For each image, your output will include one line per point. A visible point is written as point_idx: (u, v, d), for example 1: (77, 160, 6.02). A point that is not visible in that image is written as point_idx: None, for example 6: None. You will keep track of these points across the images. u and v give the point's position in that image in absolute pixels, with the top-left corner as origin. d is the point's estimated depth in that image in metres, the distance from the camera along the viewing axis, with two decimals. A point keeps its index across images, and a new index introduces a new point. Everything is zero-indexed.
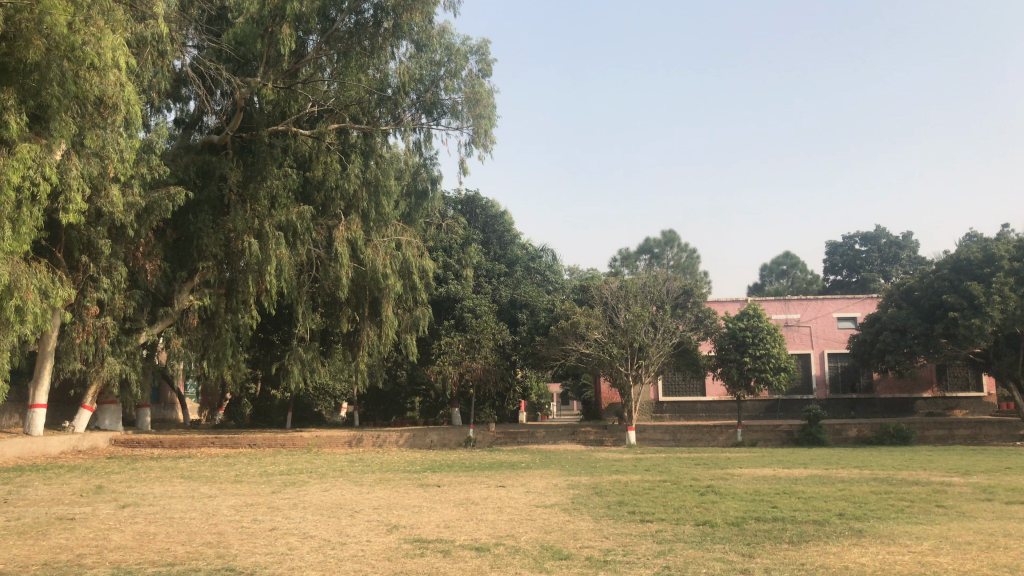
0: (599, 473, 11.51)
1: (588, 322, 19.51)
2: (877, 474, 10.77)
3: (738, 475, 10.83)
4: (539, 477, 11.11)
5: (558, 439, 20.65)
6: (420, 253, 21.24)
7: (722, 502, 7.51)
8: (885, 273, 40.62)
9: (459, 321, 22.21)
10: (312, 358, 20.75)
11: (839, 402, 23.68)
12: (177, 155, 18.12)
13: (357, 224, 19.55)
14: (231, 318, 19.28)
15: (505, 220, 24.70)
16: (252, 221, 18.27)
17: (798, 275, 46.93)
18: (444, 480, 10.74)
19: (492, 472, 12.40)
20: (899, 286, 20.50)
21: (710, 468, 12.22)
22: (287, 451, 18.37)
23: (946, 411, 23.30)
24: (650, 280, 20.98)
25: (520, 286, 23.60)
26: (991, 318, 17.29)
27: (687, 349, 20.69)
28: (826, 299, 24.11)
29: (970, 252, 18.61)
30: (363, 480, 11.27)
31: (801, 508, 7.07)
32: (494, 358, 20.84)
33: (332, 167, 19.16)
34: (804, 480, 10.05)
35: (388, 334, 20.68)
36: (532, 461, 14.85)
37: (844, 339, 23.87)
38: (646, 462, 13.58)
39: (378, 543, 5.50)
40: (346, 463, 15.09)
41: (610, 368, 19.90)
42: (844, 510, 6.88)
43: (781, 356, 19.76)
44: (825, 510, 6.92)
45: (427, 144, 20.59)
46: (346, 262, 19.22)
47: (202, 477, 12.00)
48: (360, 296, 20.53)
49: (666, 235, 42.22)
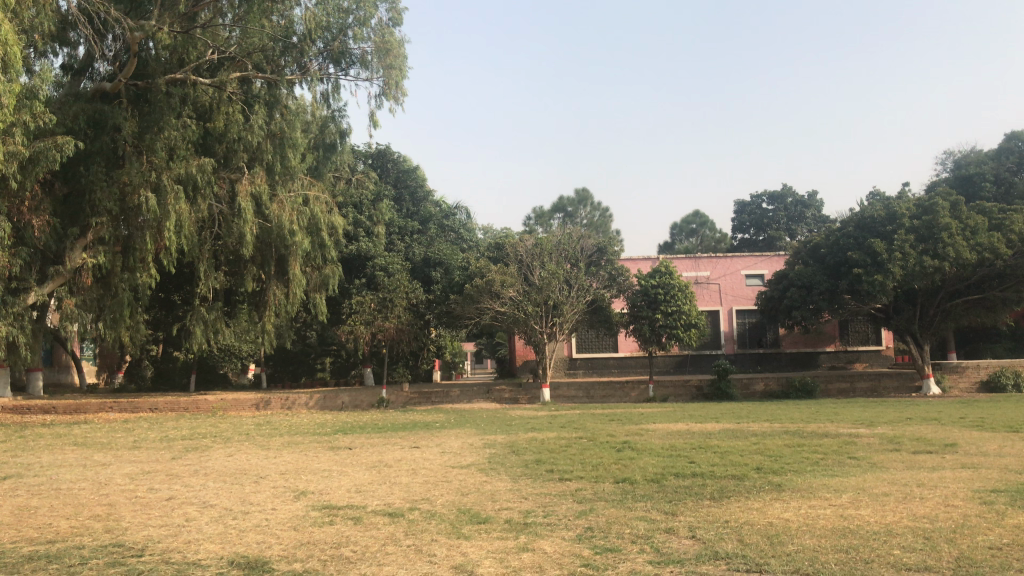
0: (515, 431, 11.37)
1: (503, 280, 19.27)
2: (787, 427, 10.96)
3: (653, 430, 10.85)
4: (453, 436, 10.89)
5: (472, 398, 20.51)
6: (330, 209, 20.57)
7: (640, 458, 7.43)
8: (790, 232, 41.75)
9: (370, 279, 21.69)
10: (216, 318, 19.98)
11: (746, 357, 24.24)
12: (64, 102, 16.89)
13: (262, 178, 18.79)
14: (127, 277, 18.35)
15: (417, 176, 24.17)
16: (148, 174, 17.28)
17: (707, 233, 47.84)
18: (356, 442, 10.41)
19: (405, 432, 12.12)
20: (806, 243, 21.00)
21: (625, 424, 12.24)
22: (190, 415, 17.67)
23: (847, 364, 24.15)
24: (565, 238, 20.87)
25: (434, 243, 23.19)
26: (892, 274, 17.82)
27: (600, 307, 20.74)
28: (734, 257, 24.53)
29: (874, 210, 19.10)
30: (270, 443, 10.85)
31: (718, 463, 7.04)
32: (407, 318, 20.43)
33: (234, 118, 18.31)
34: (718, 433, 10.13)
35: (296, 294, 20.07)
36: (446, 420, 14.64)
37: (752, 296, 24.37)
38: (561, 419, 13.53)
39: (284, 511, 5.15)
40: (253, 426, 14.58)
41: (525, 326, 19.84)
42: (762, 464, 6.88)
43: (691, 313, 20.04)
44: (742, 464, 6.90)
45: (335, 95, 19.83)
46: (251, 218, 18.48)
47: (95, 444, 11.35)
48: (266, 254, 19.77)
49: (579, 193, 42.28)
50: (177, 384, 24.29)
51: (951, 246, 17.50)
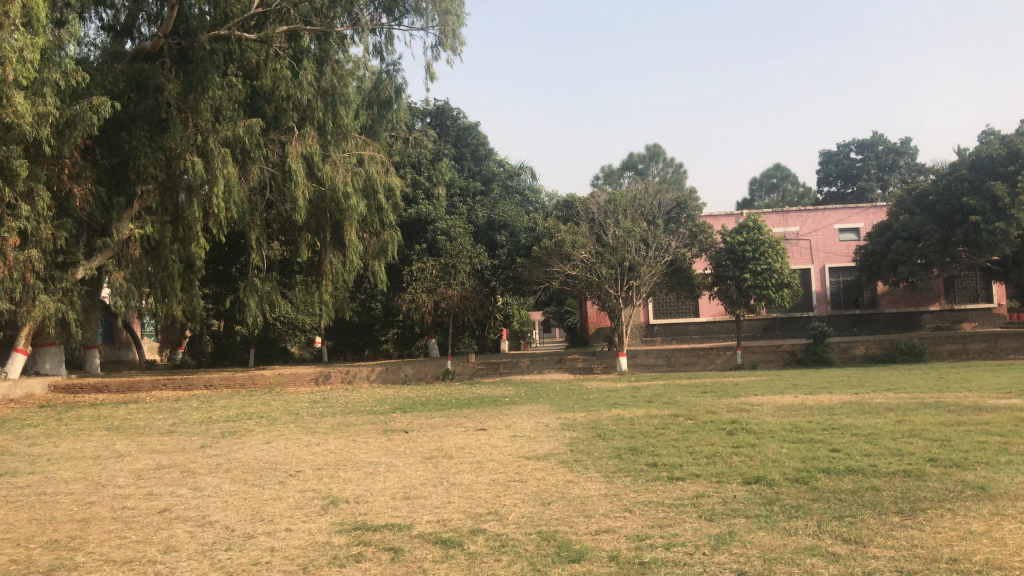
0: (598, 407, 9.86)
1: (574, 241, 17.75)
2: (924, 398, 9.21)
3: (761, 406, 9.23)
4: (526, 415, 9.44)
5: (543, 367, 19.05)
6: (386, 170, 19.21)
7: (768, 447, 5.84)
8: (883, 183, 39.03)
9: (432, 245, 20.29)
10: (271, 290, 18.92)
11: (841, 319, 22.24)
12: (102, 62, 15.75)
13: (313, 138, 17.48)
14: (178, 248, 17.40)
15: (478, 133, 22.63)
16: (194, 138, 16.07)
17: (789, 188, 45.15)
18: (414, 424, 9.03)
19: (471, 410, 10.74)
20: (911, 191, 18.86)
21: (723, 398, 10.62)
22: (246, 392, 16.68)
23: (954, 324, 21.96)
24: (641, 194, 19.16)
25: (498, 205, 21.68)
26: (1017, 222, 15.71)
27: (680, 268, 19.09)
28: (825, 211, 22.43)
29: (992, 149, 16.74)
30: (318, 427, 9.54)
31: (871, 452, 5.41)
32: (471, 284, 19.04)
33: (281, 74, 17.00)
34: (844, 408, 8.47)
35: (354, 260, 18.82)
36: (517, 393, 13.21)
37: (846, 252, 22.28)
38: (646, 392, 11.98)
39: (300, 537, 3.76)
40: (308, 404, 13.38)
41: (599, 290, 18.30)
42: (933, 454, 5.25)
43: (783, 271, 18.10)
44: (906, 455, 5.26)
45: (388, 47, 18.40)
46: (302, 181, 17.22)
47: (131, 427, 10.22)
48: (319, 220, 18.51)
49: (651, 149, 40.21)
50: (237, 359, 23.44)
51: None
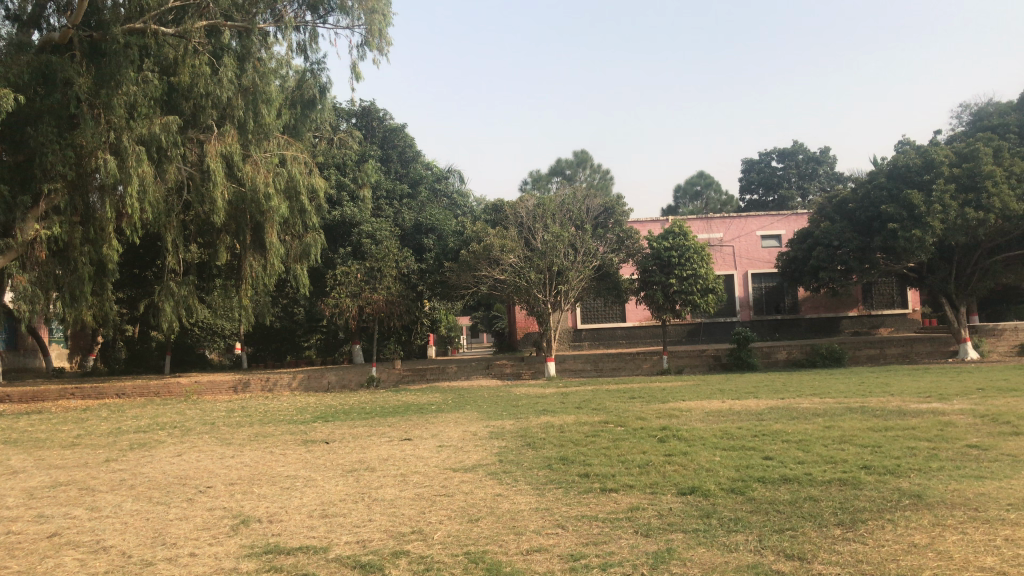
0: (527, 415, 9.66)
1: (502, 245, 17.58)
2: (848, 402, 9.30)
3: (689, 412, 9.18)
4: (452, 423, 9.18)
5: (471, 373, 18.80)
6: (309, 171, 18.68)
7: (699, 455, 5.71)
8: (803, 191, 40.07)
9: (357, 248, 19.83)
10: (188, 294, 18.19)
11: (763, 324, 22.61)
12: (6, 53, 14.81)
13: (233, 137, 16.86)
14: (88, 250, 16.55)
15: (405, 136, 22.27)
16: (106, 134, 15.39)
17: (712, 195, 45.99)
18: (335, 434, 8.67)
19: (396, 418, 10.42)
20: (831, 199, 19.32)
21: (651, 403, 10.56)
22: (160, 401, 15.96)
23: (871, 329, 22.54)
24: (569, 198, 19.11)
25: (426, 208, 21.35)
26: (932, 229, 16.13)
27: (607, 273, 19.16)
28: (748, 217, 22.78)
29: (908, 159, 17.20)
30: (233, 438, 9.09)
31: (805, 460, 5.34)
32: (397, 289, 18.67)
33: (200, 70, 16.22)
34: (772, 414, 8.47)
35: (276, 264, 18.23)
36: (444, 401, 12.93)
37: (768, 258, 22.68)
38: (574, 398, 11.85)
39: (203, 563, 3.43)
40: (225, 413, 12.83)
41: (527, 295, 18.16)
42: (867, 461, 5.19)
43: (709, 277, 18.25)
44: (840, 462, 5.19)
45: (312, 45, 17.92)
46: (221, 181, 16.59)
47: (30, 440, 9.58)
48: (239, 222, 17.86)
49: (578, 155, 40.48)
50: (152, 366, 22.51)
51: (995, 197, 15.71)
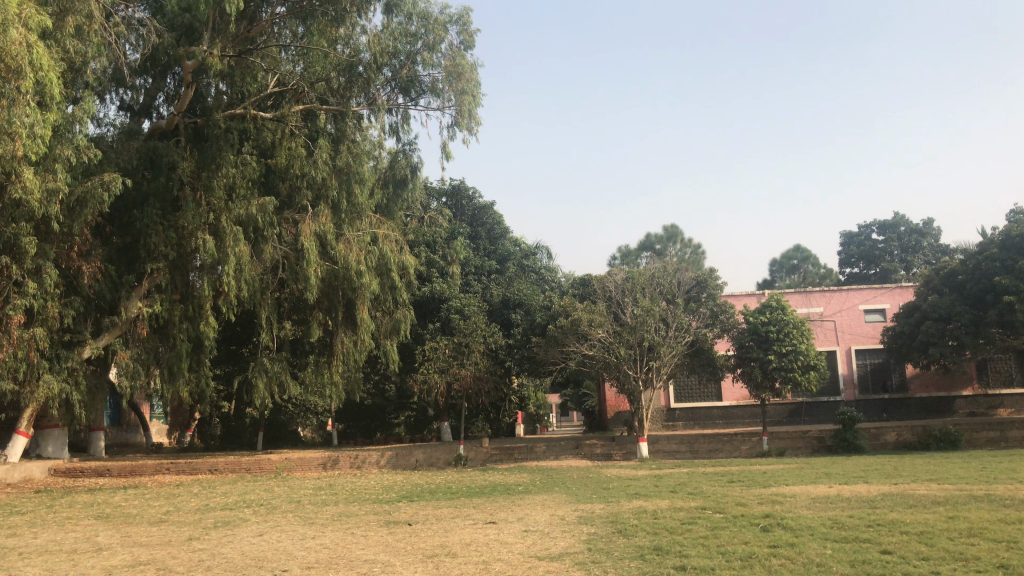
0: (618, 498, 9.21)
1: (591, 320, 17.29)
2: (971, 490, 8.51)
3: (794, 497, 8.57)
4: (539, 505, 8.79)
5: (560, 453, 18.32)
6: (400, 249, 18.85)
7: (806, 547, 5.21)
8: (906, 264, 38.53)
9: (445, 323, 19.84)
10: (281, 370, 18.44)
11: (869, 403, 21.43)
12: (117, 140, 15.57)
13: (327, 217, 17.19)
14: (187, 327, 17.01)
15: (494, 213, 22.43)
16: (206, 216, 15.85)
17: (809, 269, 44.70)
18: (419, 515, 8.42)
19: (482, 499, 10.10)
20: (938, 270, 18.30)
21: (751, 487, 9.95)
22: (250, 477, 16.04)
23: (989, 410, 20.99)
24: (659, 271, 18.76)
25: (514, 284, 21.30)
26: None
27: (701, 349, 18.55)
28: (850, 290, 21.88)
29: (1023, 227, 16.24)
30: (317, 517, 8.94)
31: (931, 556, 4.79)
32: (485, 365, 18.52)
33: (296, 152, 16.93)
34: (886, 501, 7.81)
35: (366, 340, 18.36)
36: (532, 481, 12.53)
37: (873, 333, 21.64)
38: (668, 481, 11.29)
39: None
40: (312, 490, 12.73)
41: (617, 371, 17.73)
42: (1004, 560, 4.61)
43: (809, 353, 17.45)
44: (972, 560, 4.63)
45: (404, 127, 18.36)
46: (315, 259, 16.90)
47: (121, 515, 9.64)
48: (331, 299, 18.11)
49: (668, 230, 40.13)
50: (246, 442, 22.81)
51: None
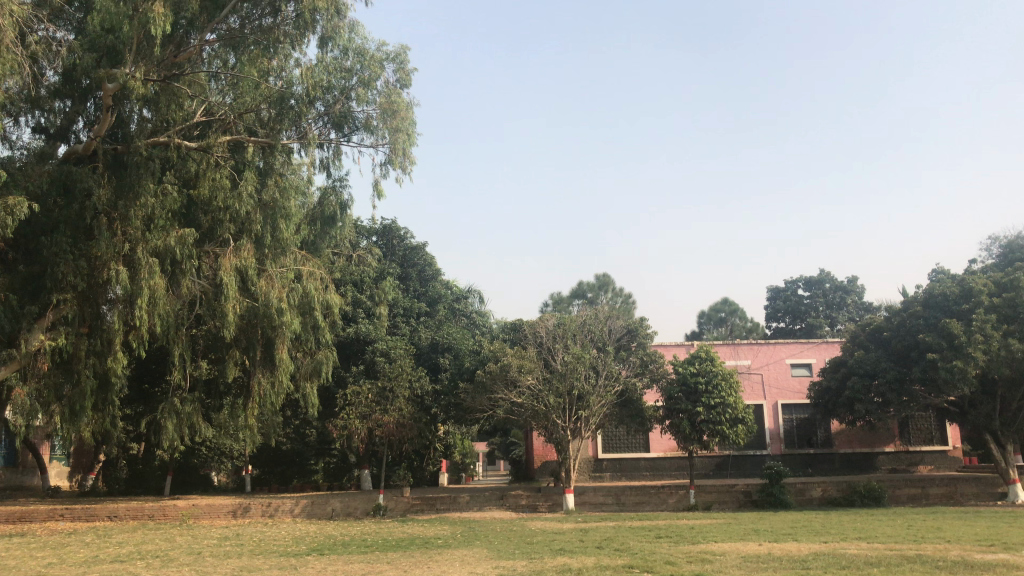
0: (542, 554, 8.74)
1: (520, 366, 16.90)
2: (902, 550, 8.29)
3: (724, 556, 8.24)
4: (457, 563, 8.24)
5: (483, 504, 17.72)
6: (325, 287, 18.21)
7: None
8: (831, 320, 39.35)
9: (370, 366, 19.20)
10: (192, 411, 17.48)
11: (794, 458, 21.43)
12: (27, 164, 14.69)
13: (249, 252, 16.52)
14: (93, 362, 15.84)
15: (425, 254, 21.99)
16: (121, 246, 15.06)
17: (737, 322, 45.27)
18: (327, 571, 7.80)
19: (396, 553, 9.47)
20: (864, 327, 18.52)
21: (679, 544, 9.59)
22: (151, 525, 15.04)
23: (910, 467, 21.26)
24: (591, 318, 18.56)
25: (443, 327, 20.80)
26: (974, 360, 15.30)
27: (630, 399, 18.29)
28: (777, 344, 22.01)
29: (945, 287, 16.50)
30: (215, 571, 8.23)
31: None
32: (410, 410, 17.91)
33: (220, 184, 15.99)
34: (818, 562, 7.51)
35: (284, 381, 17.57)
36: (452, 534, 11.91)
37: (798, 387, 21.75)
38: (594, 536, 10.87)
39: None
40: (216, 541, 11.87)
41: (545, 420, 17.33)
42: None
43: (738, 406, 17.33)
44: None
45: (335, 162, 17.87)
46: (233, 295, 16.14)
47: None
48: (250, 337, 17.32)
49: (601, 279, 40.33)
50: (152, 487, 21.57)
51: None
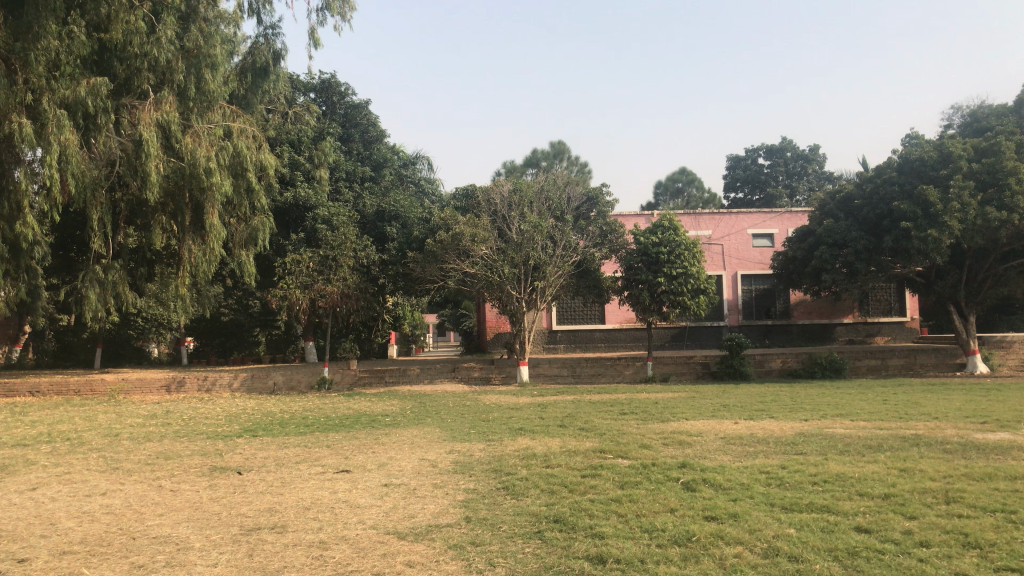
0: (500, 436, 7.82)
1: (474, 235, 15.76)
2: (894, 430, 7.60)
3: (703, 438, 7.41)
4: (407, 446, 7.29)
5: (435, 377, 16.94)
6: (259, 147, 16.60)
7: (764, 527, 3.82)
8: (791, 189, 38.84)
9: (311, 234, 17.86)
10: (117, 281, 16.00)
11: (753, 329, 21.02)
12: None
13: (173, 104, 14.68)
14: (2, 227, 13.87)
15: (368, 113, 20.30)
16: (24, 95, 12.96)
17: (694, 193, 44.53)
18: (256, 460, 6.71)
19: (336, 435, 8.48)
20: (835, 195, 17.79)
21: (647, 422, 8.80)
22: (77, 402, 13.93)
23: (867, 338, 21.07)
24: (549, 184, 17.39)
25: (390, 194, 19.44)
26: (950, 230, 14.60)
27: (588, 270, 17.40)
28: (739, 214, 21.20)
29: (924, 152, 15.59)
30: (126, 459, 7.00)
31: (909, 530, 3.66)
32: (355, 280, 16.77)
33: (135, 27, 13.96)
34: (810, 445, 6.71)
35: (217, 248, 16.11)
36: (403, 410, 11.02)
37: (759, 258, 21.11)
38: (554, 412, 10.03)
39: None
40: (142, 420, 10.76)
41: (499, 291, 16.38)
42: (1005, 536, 3.52)
43: (700, 277, 16.49)
44: (961, 536, 3.54)
45: (265, 6, 15.91)
46: (155, 153, 14.42)
47: None
48: (177, 201, 15.73)
49: (555, 146, 38.93)
50: (81, 360, 20.32)
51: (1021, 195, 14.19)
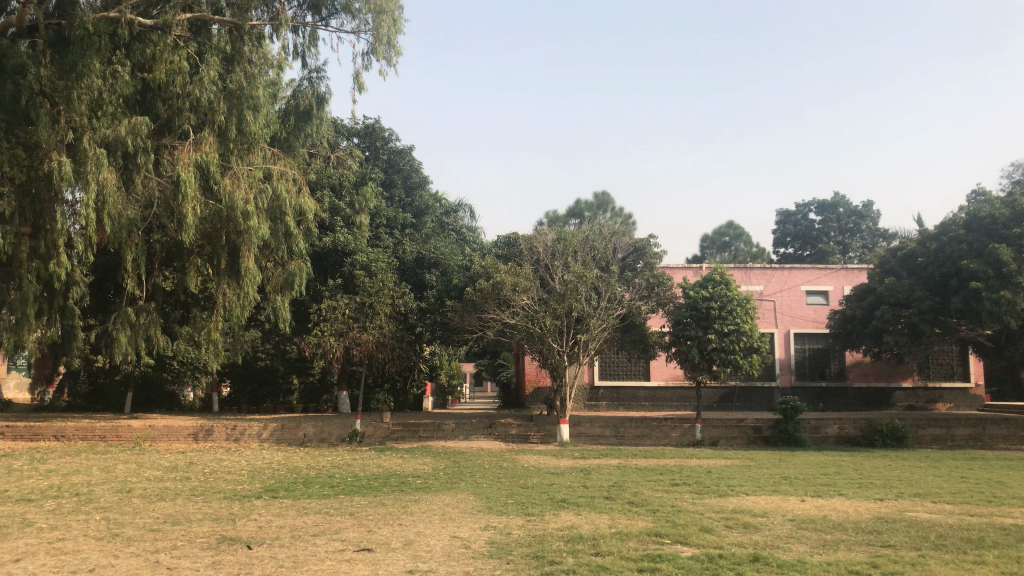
0: (542, 510, 7.07)
1: (515, 284, 15.14)
2: (988, 517, 6.71)
3: (770, 519, 6.58)
4: (439, 519, 6.57)
5: (470, 433, 16.19)
6: (299, 190, 16.22)
7: None
8: (843, 245, 37.83)
9: (348, 280, 17.40)
10: (149, 324, 15.60)
11: (806, 391, 20.01)
12: None
13: (213, 145, 14.34)
14: (37, 266, 13.31)
15: (411, 158, 19.97)
16: (64, 133, 12.64)
17: (740, 247, 43.64)
18: (270, 530, 6.03)
19: (362, 500, 7.79)
20: (897, 252, 16.87)
21: (703, 496, 7.97)
22: (100, 449, 13.40)
23: (928, 404, 19.94)
24: (594, 234, 16.74)
25: (430, 241, 18.97)
26: None
27: (633, 324, 16.64)
28: (792, 270, 20.34)
29: (994, 208, 14.69)
30: (130, 524, 6.36)
31: None
32: (392, 328, 16.20)
33: (178, 67, 13.69)
34: (897, 534, 5.85)
35: (251, 292, 15.65)
36: (436, 472, 10.30)
37: (813, 316, 20.18)
38: (600, 480, 9.25)
39: None
40: (160, 473, 10.16)
41: (540, 344, 15.65)
42: None
43: (753, 334, 15.63)
44: None
45: (311, 49, 15.66)
46: (193, 193, 14.05)
47: None
48: (214, 243, 15.36)
49: (598, 196, 38.42)
50: (112, 404, 19.96)
51: None
